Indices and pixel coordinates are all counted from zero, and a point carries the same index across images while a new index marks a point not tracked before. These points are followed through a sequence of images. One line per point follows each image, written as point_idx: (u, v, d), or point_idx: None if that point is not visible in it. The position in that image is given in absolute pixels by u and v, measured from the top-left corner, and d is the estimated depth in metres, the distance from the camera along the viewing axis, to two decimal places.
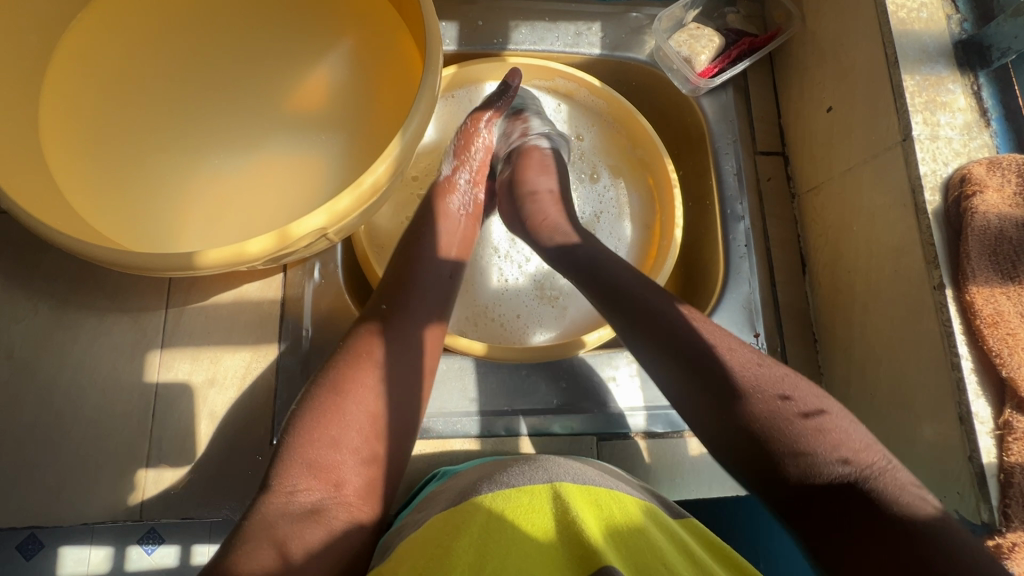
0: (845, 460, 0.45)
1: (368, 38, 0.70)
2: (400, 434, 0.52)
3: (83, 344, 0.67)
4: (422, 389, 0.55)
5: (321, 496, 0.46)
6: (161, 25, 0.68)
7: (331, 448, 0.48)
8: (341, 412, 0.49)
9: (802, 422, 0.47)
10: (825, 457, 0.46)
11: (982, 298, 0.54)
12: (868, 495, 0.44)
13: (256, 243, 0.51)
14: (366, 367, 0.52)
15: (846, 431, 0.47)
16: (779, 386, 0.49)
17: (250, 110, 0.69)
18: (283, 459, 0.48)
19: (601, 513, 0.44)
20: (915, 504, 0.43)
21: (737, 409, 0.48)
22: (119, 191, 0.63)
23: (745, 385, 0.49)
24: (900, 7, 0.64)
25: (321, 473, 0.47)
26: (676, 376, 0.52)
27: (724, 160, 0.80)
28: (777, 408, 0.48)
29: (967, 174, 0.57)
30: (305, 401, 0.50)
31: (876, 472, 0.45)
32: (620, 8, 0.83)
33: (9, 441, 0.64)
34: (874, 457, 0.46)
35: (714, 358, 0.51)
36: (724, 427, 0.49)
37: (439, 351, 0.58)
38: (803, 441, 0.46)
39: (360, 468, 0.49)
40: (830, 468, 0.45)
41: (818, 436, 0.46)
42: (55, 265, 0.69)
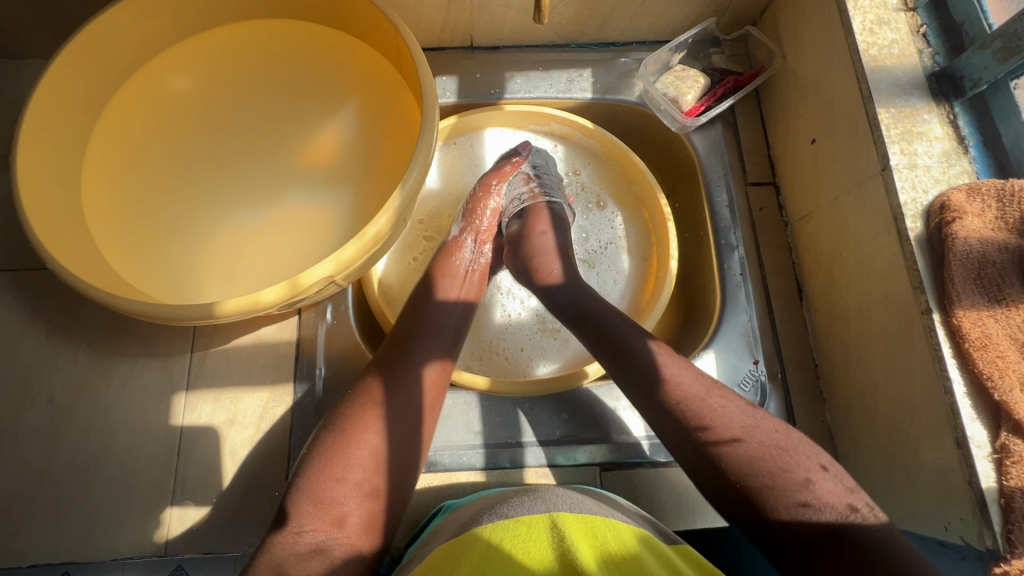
0: (766, 477, 0.51)
1: (374, 98, 0.76)
2: (400, 469, 0.55)
3: (116, 388, 0.72)
4: (423, 428, 0.58)
5: (329, 530, 0.50)
6: (189, 96, 0.76)
7: (338, 484, 0.51)
8: (347, 447, 0.53)
9: (723, 445, 0.53)
10: (792, 485, 0.51)
11: (969, 322, 0.55)
12: (779, 512, 0.50)
13: (270, 292, 0.55)
14: (370, 407, 0.56)
15: (767, 449, 0.53)
16: (717, 415, 0.55)
17: (267, 168, 0.75)
18: (295, 497, 0.51)
19: (593, 540, 0.45)
20: (823, 516, 0.49)
21: (683, 431, 0.56)
22: (150, 247, 0.69)
23: (694, 411, 0.56)
24: (871, 44, 0.67)
25: (330, 510, 0.50)
26: (643, 401, 0.59)
27: (716, 193, 0.83)
28: (716, 436, 0.54)
29: (947, 201, 0.59)
30: (317, 444, 0.54)
31: (793, 491, 0.50)
32: (610, 54, 0.89)
33: (46, 480, 0.68)
34: (797, 472, 0.51)
35: (668, 387, 0.58)
36: (677, 445, 0.56)
37: (442, 390, 0.61)
38: (741, 468, 0.52)
39: (360, 501, 0.52)
40: (755, 487, 0.51)
41: (735, 460, 0.53)
42: (92, 315, 0.75)
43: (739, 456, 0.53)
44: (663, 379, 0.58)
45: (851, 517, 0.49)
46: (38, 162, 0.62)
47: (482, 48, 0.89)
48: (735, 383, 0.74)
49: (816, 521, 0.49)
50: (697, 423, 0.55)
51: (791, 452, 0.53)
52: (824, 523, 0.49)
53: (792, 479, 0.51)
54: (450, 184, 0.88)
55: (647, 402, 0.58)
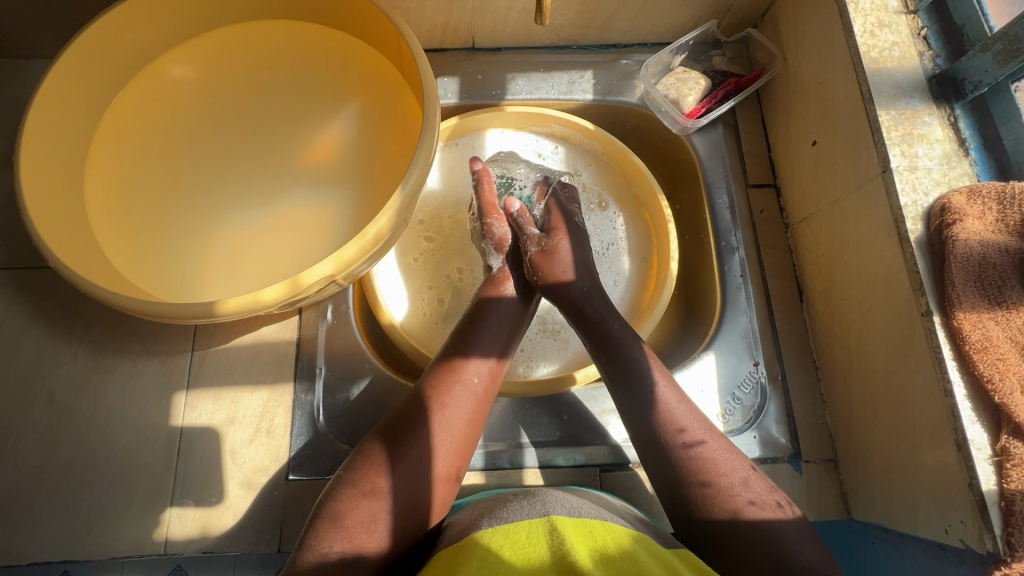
0: (711, 479, 0.55)
1: (375, 99, 0.76)
2: (439, 468, 0.57)
3: (117, 387, 0.72)
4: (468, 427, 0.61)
5: (370, 526, 0.52)
6: (191, 96, 0.76)
7: (381, 483, 0.54)
8: (383, 461, 0.55)
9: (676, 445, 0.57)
10: (732, 491, 0.54)
11: (970, 324, 0.55)
12: (712, 512, 0.53)
13: (270, 291, 0.56)
14: (431, 410, 0.59)
15: (718, 457, 0.56)
16: (678, 419, 0.59)
17: (269, 168, 0.75)
18: (344, 493, 0.54)
19: (593, 545, 0.45)
20: (756, 519, 0.52)
21: (643, 426, 0.60)
22: (152, 246, 0.70)
23: (657, 409, 0.60)
24: (872, 47, 0.67)
25: (369, 508, 0.53)
26: (616, 393, 0.63)
27: (717, 195, 0.83)
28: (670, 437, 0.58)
29: (947, 203, 0.58)
30: (374, 445, 0.57)
31: (731, 496, 0.54)
32: (611, 56, 0.90)
33: (46, 478, 0.68)
34: (742, 479, 0.55)
35: (643, 387, 0.61)
36: (641, 441, 0.60)
37: (490, 392, 0.64)
38: (687, 469, 0.56)
39: (392, 513, 0.53)
40: (699, 487, 0.55)
41: (684, 458, 0.57)
42: (94, 314, 0.75)
43: (687, 458, 0.56)
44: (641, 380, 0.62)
45: (782, 526, 0.52)
46: (41, 160, 0.62)
47: (483, 50, 0.89)
48: (735, 385, 0.74)
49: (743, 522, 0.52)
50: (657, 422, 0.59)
51: (738, 462, 0.56)
52: (755, 526, 0.52)
53: (735, 486, 0.54)
54: (451, 185, 0.89)
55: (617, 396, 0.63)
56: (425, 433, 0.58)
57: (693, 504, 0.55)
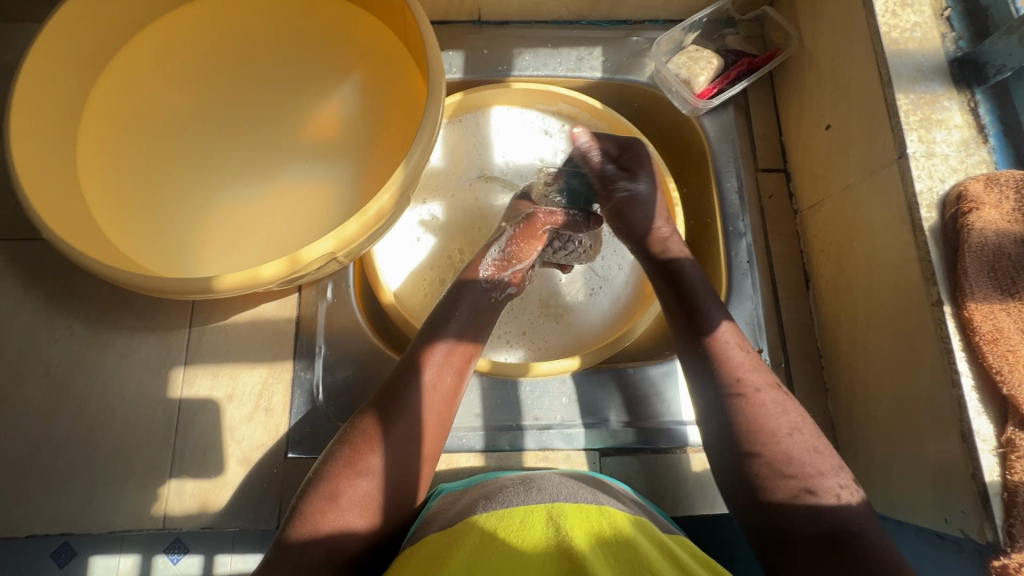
0: (800, 464, 0.53)
1: (378, 71, 0.74)
2: (406, 455, 0.55)
3: (114, 362, 0.71)
4: (438, 415, 0.59)
5: (338, 513, 0.50)
6: (187, 64, 0.73)
7: (349, 470, 0.53)
8: (373, 443, 0.54)
9: (756, 433, 0.55)
10: (814, 476, 0.52)
11: (981, 315, 0.54)
12: (799, 498, 0.51)
13: (269, 268, 0.54)
14: (396, 393, 0.58)
15: (798, 439, 0.54)
16: (761, 400, 0.56)
17: (268, 142, 0.73)
18: (317, 481, 0.53)
19: (591, 531, 0.44)
20: (835, 505, 0.51)
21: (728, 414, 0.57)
22: (147, 220, 0.68)
23: (748, 397, 0.57)
24: (893, 27, 0.65)
25: (332, 495, 0.51)
26: (701, 379, 0.60)
27: (726, 178, 0.81)
28: (775, 423, 0.55)
29: (964, 190, 0.57)
30: (343, 432, 0.56)
31: (810, 481, 0.52)
32: (621, 33, 0.87)
33: (43, 452, 0.68)
34: (821, 462, 0.53)
35: (733, 369, 0.58)
36: (715, 435, 0.57)
37: (461, 375, 0.62)
38: (807, 453, 0.54)
39: (377, 497, 0.52)
40: (784, 472, 0.53)
41: (768, 447, 0.54)
42: (88, 288, 0.74)
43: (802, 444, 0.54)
44: (733, 362, 0.59)
45: (858, 509, 0.51)
46: (32, 129, 0.60)
47: (490, 23, 0.86)
48: None
49: (825, 507, 0.51)
50: (749, 407, 0.56)
51: (814, 444, 0.55)
52: (833, 512, 0.50)
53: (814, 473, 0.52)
54: (454, 163, 0.87)
55: (703, 383, 0.60)
56: (406, 417, 0.56)
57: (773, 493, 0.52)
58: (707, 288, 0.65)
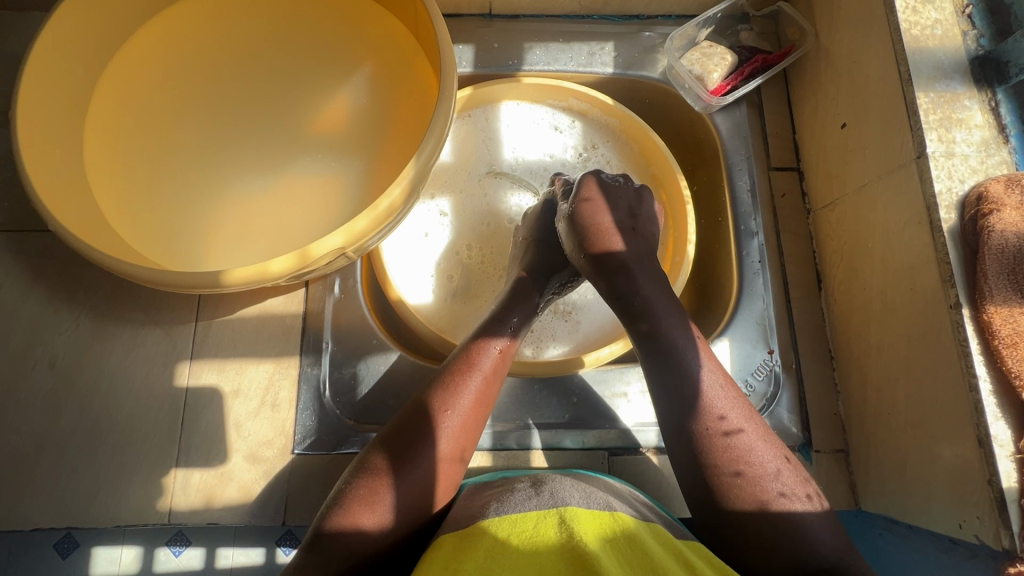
0: (763, 477, 0.51)
1: (388, 64, 0.73)
2: (438, 456, 0.55)
3: (119, 355, 0.71)
4: (473, 417, 0.58)
5: (368, 511, 0.50)
6: (195, 55, 0.73)
7: (382, 468, 0.53)
8: (399, 443, 0.54)
9: (718, 450, 0.52)
10: (775, 489, 0.51)
11: (1001, 318, 0.53)
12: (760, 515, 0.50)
13: (278, 263, 0.53)
14: (436, 395, 0.57)
15: (758, 450, 0.52)
16: (722, 412, 0.54)
17: (276, 135, 0.72)
18: (353, 477, 0.53)
19: (604, 535, 0.44)
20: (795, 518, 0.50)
21: (689, 428, 0.54)
22: (154, 213, 0.67)
23: (708, 410, 0.54)
24: (913, 24, 0.64)
25: (365, 492, 0.51)
26: (659, 390, 0.57)
27: (738, 177, 0.80)
28: (737, 437, 0.53)
29: (984, 192, 0.56)
30: (384, 431, 0.56)
31: (772, 495, 0.50)
32: (633, 28, 0.86)
33: (48, 445, 0.68)
34: (780, 474, 0.52)
35: (692, 381, 0.55)
36: (677, 449, 0.55)
37: (494, 374, 0.61)
38: (767, 466, 0.52)
39: (407, 497, 0.52)
40: (745, 488, 0.51)
41: (728, 462, 0.52)
42: (94, 281, 0.73)
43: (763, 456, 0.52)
44: (692, 373, 0.56)
45: (815, 518, 0.50)
46: (39, 119, 0.59)
47: (500, 17, 0.85)
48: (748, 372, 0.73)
49: (785, 522, 0.49)
50: (710, 422, 0.53)
51: (774, 453, 0.53)
52: (793, 525, 0.49)
53: (776, 487, 0.51)
54: (463, 158, 0.86)
55: (663, 396, 0.56)
56: (438, 417, 0.56)
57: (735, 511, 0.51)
58: (660, 290, 0.61)
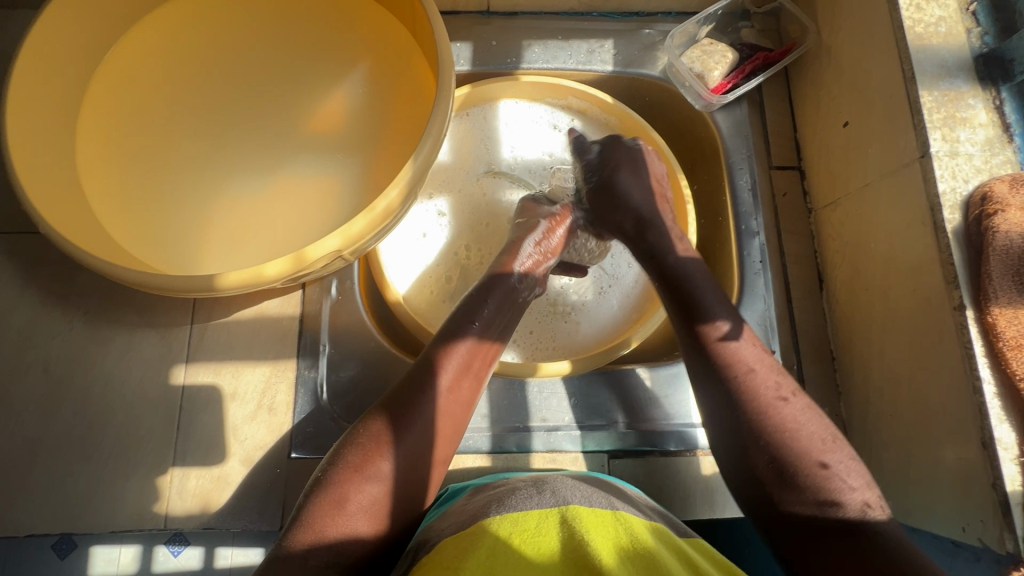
0: (826, 470, 0.50)
1: (385, 62, 0.72)
2: (415, 459, 0.54)
3: (114, 358, 0.70)
4: (449, 418, 0.57)
5: (341, 520, 0.49)
6: (188, 54, 0.71)
7: (355, 475, 0.51)
8: (382, 446, 0.53)
9: (774, 438, 0.51)
10: (839, 484, 0.49)
11: (1005, 320, 0.52)
12: (818, 505, 0.49)
13: (273, 266, 0.53)
14: (423, 393, 0.56)
15: (816, 444, 0.51)
16: (771, 399, 0.53)
17: (271, 135, 0.71)
18: (323, 486, 0.51)
19: (607, 536, 0.43)
20: (864, 516, 0.48)
21: (739, 415, 0.53)
22: (147, 215, 0.66)
23: (756, 398, 0.53)
24: (917, 21, 0.63)
25: (339, 500, 0.49)
26: (705, 380, 0.57)
27: (739, 175, 0.79)
28: (791, 426, 0.52)
29: (989, 192, 0.56)
30: (354, 432, 0.54)
31: (835, 488, 0.49)
32: (633, 25, 0.85)
33: (42, 450, 0.67)
34: (845, 472, 0.50)
35: (738, 370, 0.55)
36: (726, 437, 0.54)
37: (477, 374, 0.60)
38: (826, 459, 0.50)
39: (384, 504, 0.51)
40: (807, 479, 0.49)
41: (787, 451, 0.51)
42: (88, 283, 0.72)
43: (822, 450, 0.51)
44: (740, 362, 0.56)
45: (888, 521, 0.48)
46: (29, 119, 0.58)
47: (499, 14, 0.84)
48: None
49: (852, 517, 0.47)
50: (759, 410, 0.53)
51: (834, 447, 0.51)
52: (863, 523, 0.47)
53: (841, 483, 0.49)
54: (461, 157, 0.85)
55: (708, 385, 0.56)
56: (425, 421, 0.55)
57: (796, 501, 0.49)
58: (703, 282, 0.62)
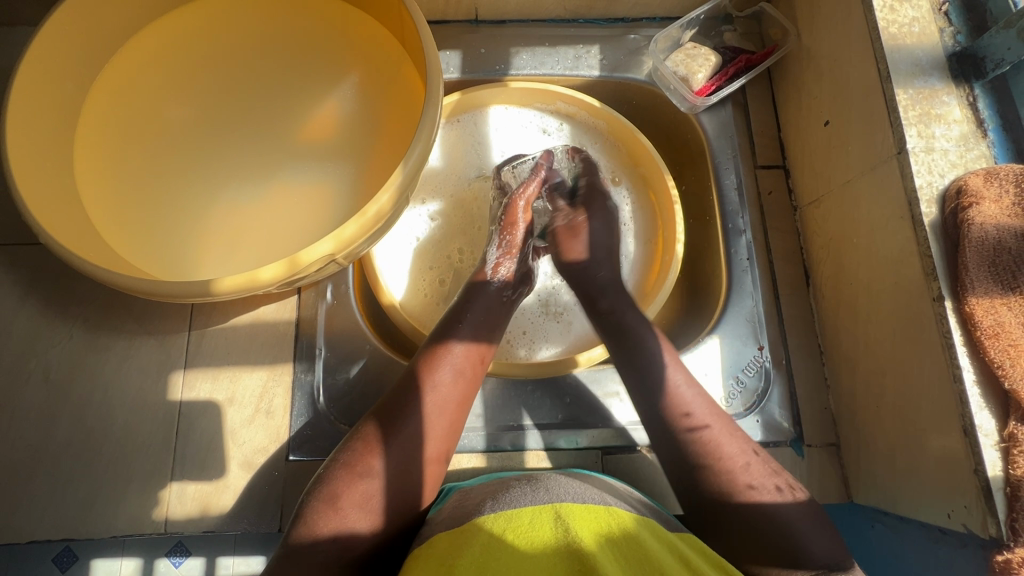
0: (737, 465, 0.55)
1: (376, 71, 0.73)
2: (407, 458, 0.55)
3: (113, 365, 0.71)
4: (444, 419, 0.58)
5: (338, 515, 0.50)
6: (183, 66, 0.73)
7: (351, 474, 0.53)
8: (373, 446, 0.54)
9: (691, 438, 0.57)
10: (747, 480, 0.54)
11: (982, 309, 0.54)
12: (723, 498, 0.54)
13: (268, 270, 0.54)
14: (415, 392, 0.58)
15: (724, 441, 0.56)
16: (685, 403, 0.59)
17: (265, 144, 0.73)
18: (320, 486, 0.53)
19: (600, 531, 0.44)
20: (768, 507, 0.53)
21: (659, 417, 0.59)
22: (144, 224, 0.68)
23: (671, 401, 0.59)
24: (891, 22, 0.65)
25: (333, 498, 0.51)
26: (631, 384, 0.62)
27: (725, 175, 0.81)
28: (701, 427, 0.57)
29: (964, 185, 0.57)
30: (351, 436, 0.56)
31: (741, 485, 0.54)
32: (619, 30, 0.87)
33: (43, 457, 0.68)
34: (754, 466, 0.55)
35: (657, 375, 0.61)
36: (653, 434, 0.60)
37: (470, 372, 0.61)
38: (733, 456, 0.55)
39: (378, 499, 0.52)
40: (718, 477, 0.55)
41: (700, 450, 0.56)
42: (87, 292, 0.73)
43: (730, 448, 0.56)
44: (658, 368, 0.62)
45: (792, 510, 0.52)
46: (29, 131, 0.60)
47: (487, 22, 0.86)
48: (739, 369, 0.74)
49: (756, 509, 0.53)
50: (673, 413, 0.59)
51: (742, 445, 0.56)
52: (767, 514, 0.52)
53: (748, 478, 0.54)
54: (453, 162, 0.86)
55: (634, 390, 0.62)
56: (413, 422, 0.56)
57: (710, 500, 0.55)
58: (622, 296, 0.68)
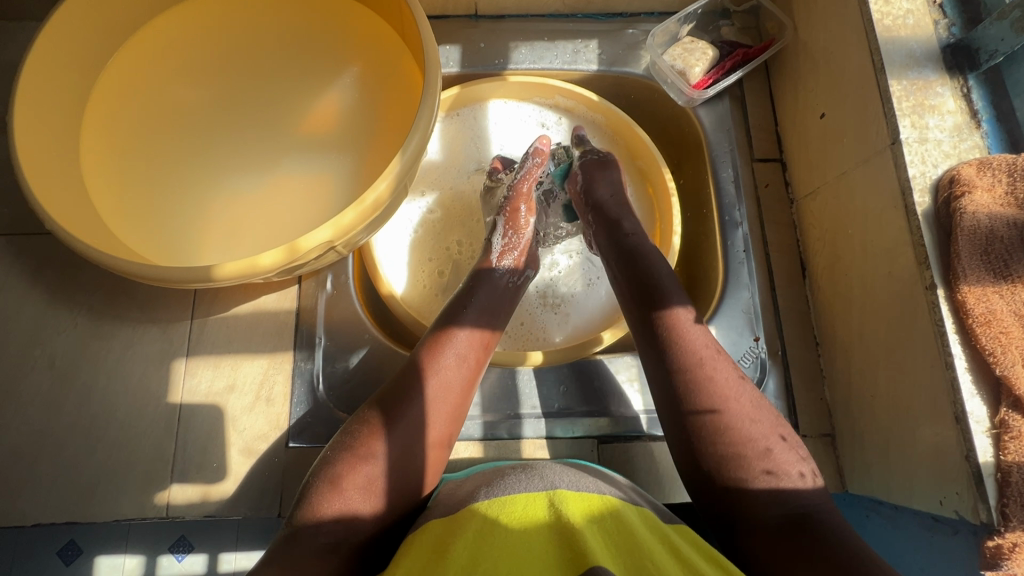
0: (760, 447, 0.52)
1: (376, 64, 0.74)
2: (410, 442, 0.55)
3: (116, 354, 0.72)
4: (448, 403, 0.59)
5: (340, 497, 0.51)
6: (187, 59, 0.74)
7: (353, 457, 0.53)
8: (378, 430, 0.55)
9: (714, 412, 0.53)
10: (769, 460, 0.51)
11: (974, 298, 0.54)
12: (744, 476, 0.51)
13: (267, 256, 0.55)
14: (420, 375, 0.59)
15: (749, 420, 0.53)
16: (714, 377, 0.56)
17: (267, 136, 0.74)
18: (324, 469, 0.53)
19: (593, 519, 0.45)
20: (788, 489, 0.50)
21: (681, 392, 0.55)
22: (147, 213, 0.69)
23: (700, 375, 0.56)
24: (885, 14, 0.66)
25: (336, 479, 0.52)
26: (652, 357, 0.59)
27: (722, 168, 0.82)
28: (729, 404, 0.54)
29: (956, 174, 0.57)
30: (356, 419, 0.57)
31: (762, 465, 0.51)
32: (617, 25, 0.88)
33: (47, 443, 0.69)
34: (779, 451, 0.52)
35: (684, 350, 0.57)
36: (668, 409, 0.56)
37: (475, 359, 0.62)
38: (755, 437, 0.52)
39: (380, 483, 0.53)
40: (739, 454, 0.51)
41: (723, 427, 0.53)
42: (91, 282, 0.75)
43: (754, 428, 0.53)
44: (689, 345, 0.58)
45: (814, 496, 0.50)
46: (35, 120, 0.61)
47: (486, 17, 0.87)
48: (735, 360, 0.74)
49: (777, 490, 0.50)
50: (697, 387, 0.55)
51: (766, 427, 0.54)
52: (787, 496, 0.49)
53: (771, 459, 0.51)
54: (452, 155, 0.87)
55: (656, 365, 0.58)
56: (417, 406, 0.57)
57: (730, 478, 0.51)
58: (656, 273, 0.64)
